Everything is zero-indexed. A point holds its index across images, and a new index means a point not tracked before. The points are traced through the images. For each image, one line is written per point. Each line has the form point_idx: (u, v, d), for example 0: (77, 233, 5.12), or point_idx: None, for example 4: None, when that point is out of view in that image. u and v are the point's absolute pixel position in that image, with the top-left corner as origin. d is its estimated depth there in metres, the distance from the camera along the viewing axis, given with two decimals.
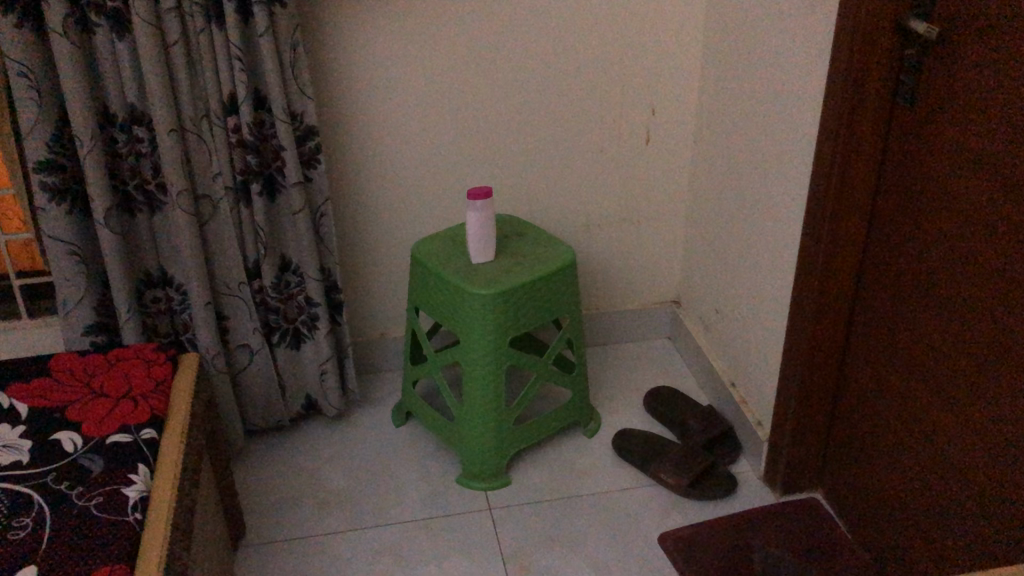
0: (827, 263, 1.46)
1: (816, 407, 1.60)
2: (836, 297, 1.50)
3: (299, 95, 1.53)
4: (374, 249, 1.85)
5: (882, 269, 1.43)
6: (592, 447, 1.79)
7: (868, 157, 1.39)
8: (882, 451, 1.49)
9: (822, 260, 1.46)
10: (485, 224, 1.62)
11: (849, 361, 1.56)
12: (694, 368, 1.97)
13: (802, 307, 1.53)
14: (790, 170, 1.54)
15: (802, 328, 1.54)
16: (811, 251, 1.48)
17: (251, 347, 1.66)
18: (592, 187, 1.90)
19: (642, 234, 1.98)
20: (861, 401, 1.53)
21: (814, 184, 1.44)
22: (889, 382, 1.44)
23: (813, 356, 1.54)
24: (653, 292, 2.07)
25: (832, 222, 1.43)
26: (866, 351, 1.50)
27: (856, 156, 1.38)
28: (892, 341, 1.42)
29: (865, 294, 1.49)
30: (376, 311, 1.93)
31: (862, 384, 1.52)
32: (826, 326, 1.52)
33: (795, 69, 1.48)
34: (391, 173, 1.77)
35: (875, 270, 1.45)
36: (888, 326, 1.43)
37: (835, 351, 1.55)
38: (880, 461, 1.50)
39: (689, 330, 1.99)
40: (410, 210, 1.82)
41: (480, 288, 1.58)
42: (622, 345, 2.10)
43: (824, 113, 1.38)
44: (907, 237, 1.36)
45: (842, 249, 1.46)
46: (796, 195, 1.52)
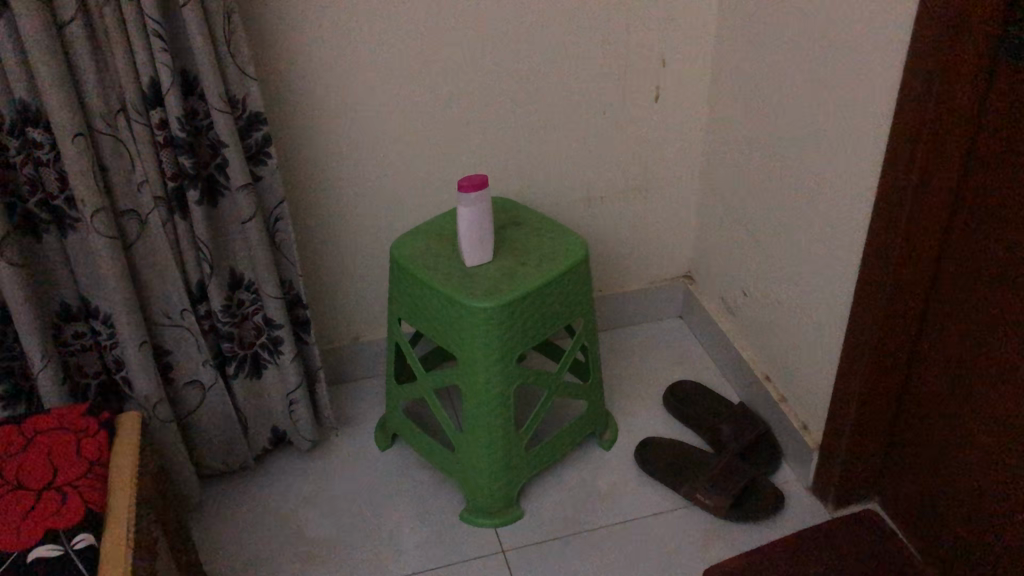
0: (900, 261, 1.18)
1: (876, 418, 1.36)
2: (910, 299, 1.23)
3: (239, 77, 1.21)
4: (341, 248, 1.55)
5: (969, 268, 1.15)
6: (612, 463, 1.55)
7: (960, 134, 1.08)
8: (967, 476, 1.25)
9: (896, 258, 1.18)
10: (482, 221, 1.31)
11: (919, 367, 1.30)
12: (717, 355, 1.73)
13: (865, 312, 1.26)
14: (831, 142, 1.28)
15: (857, 332, 1.29)
16: (881, 246, 1.19)
17: (202, 383, 1.41)
18: (594, 155, 1.61)
19: (649, 205, 1.71)
20: (932, 415, 1.29)
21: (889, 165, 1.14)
22: (957, 392, 1.22)
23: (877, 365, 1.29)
24: (662, 268, 1.82)
25: (912, 213, 1.14)
26: (944, 361, 1.24)
27: (945, 135, 1.07)
28: (987, 356, 1.16)
29: (944, 294, 1.21)
30: (346, 315, 1.65)
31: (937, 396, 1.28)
32: (895, 330, 1.26)
33: (844, 21, 1.20)
34: (355, 158, 1.47)
35: (958, 268, 1.17)
36: (961, 333, 1.19)
37: (903, 356, 1.30)
38: (966, 486, 1.26)
39: (708, 312, 1.75)
40: (383, 200, 1.52)
41: (479, 299, 1.28)
42: (629, 330, 1.85)
43: (910, 79, 1.07)
44: (993, 231, 1.09)
45: (920, 244, 1.17)
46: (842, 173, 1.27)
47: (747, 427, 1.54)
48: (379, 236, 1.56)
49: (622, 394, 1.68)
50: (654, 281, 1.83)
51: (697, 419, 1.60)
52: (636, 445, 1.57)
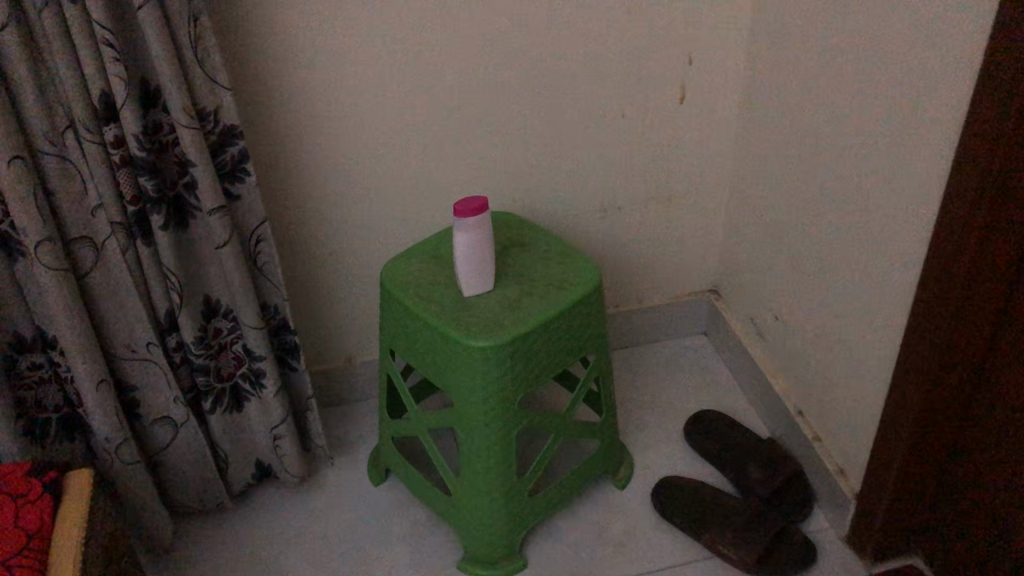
0: (954, 315, 1.01)
1: (922, 476, 1.20)
2: (963, 354, 1.07)
3: (209, 87, 1.06)
4: (328, 263, 1.43)
5: None
6: (627, 505, 1.41)
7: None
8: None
9: (949, 312, 1.01)
10: (483, 248, 1.17)
11: (970, 423, 1.14)
12: (743, 380, 1.58)
13: (908, 365, 1.11)
14: (873, 165, 1.12)
15: (899, 386, 1.14)
16: (930, 296, 1.03)
17: (174, 419, 1.30)
18: (611, 163, 1.46)
19: (670, 216, 1.55)
20: (986, 477, 1.14)
21: (946, 206, 0.97)
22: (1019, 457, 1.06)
23: (922, 424, 1.13)
24: (683, 283, 1.66)
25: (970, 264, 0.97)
26: (1001, 423, 1.08)
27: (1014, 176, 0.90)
28: None
29: (1004, 349, 1.04)
30: (338, 333, 1.52)
31: (990, 459, 1.12)
32: (944, 388, 1.10)
33: (894, 29, 1.03)
34: (342, 167, 1.33)
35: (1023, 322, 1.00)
36: (1018, 387, 1.04)
37: (950, 413, 1.14)
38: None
39: (734, 332, 1.60)
40: (374, 211, 1.39)
41: (473, 336, 1.14)
42: (647, 349, 1.70)
43: (976, 109, 0.90)
44: None
45: (978, 295, 1.00)
46: (883, 201, 1.11)
47: (777, 469, 1.40)
48: (370, 250, 1.43)
49: (638, 423, 1.54)
50: (674, 296, 1.67)
51: (721, 455, 1.46)
52: (654, 484, 1.43)
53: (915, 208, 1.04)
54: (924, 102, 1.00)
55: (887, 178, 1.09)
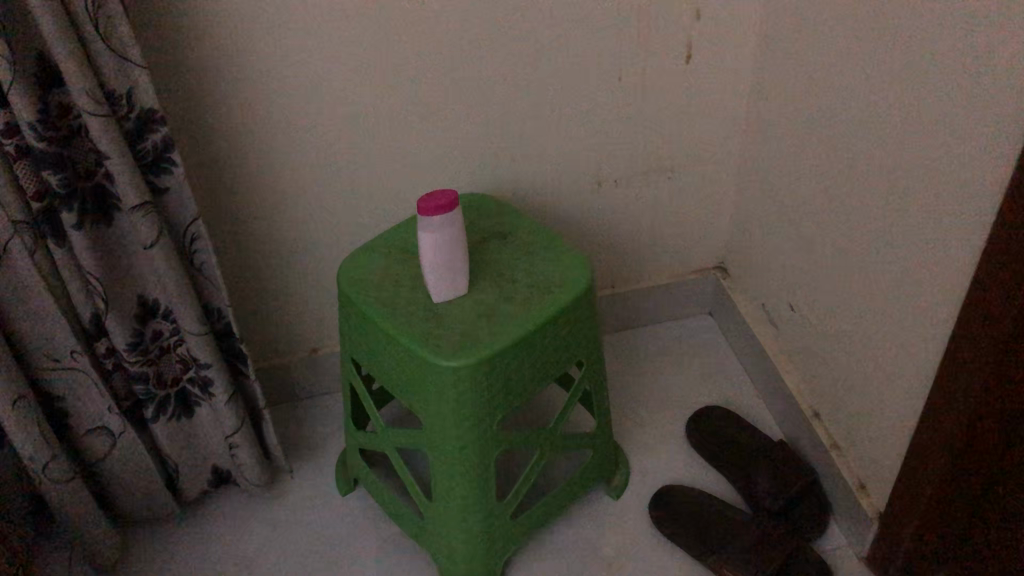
0: (999, 349, 0.86)
1: (955, 509, 1.05)
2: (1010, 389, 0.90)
3: (119, 66, 0.88)
4: (279, 250, 1.26)
5: None
6: (623, 518, 1.27)
7: None
8: None
9: (995, 345, 0.86)
10: (451, 250, 1.00)
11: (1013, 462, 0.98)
12: (753, 370, 1.42)
13: (941, 393, 0.95)
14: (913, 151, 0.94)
15: (929, 413, 0.98)
16: (975, 322, 0.87)
17: (112, 430, 1.13)
18: (608, 129, 1.27)
19: (674, 186, 1.37)
20: None
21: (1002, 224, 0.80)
22: None
23: (957, 460, 0.98)
24: (689, 259, 1.49)
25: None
26: None
27: None
28: None
29: None
30: (299, 324, 1.36)
31: None
32: (987, 423, 0.94)
33: None
34: (291, 143, 1.15)
35: None
36: None
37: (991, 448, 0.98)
38: None
39: (744, 316, 1.44)
40: (333, 191, 1.22)
41: (437, 354, 0.99)
42: (648, 332, 1.53)
43: None
44: None
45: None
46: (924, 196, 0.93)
47: (789, 479, 1.26)
48: (329, 233, 1.26)
49: (634, 421, 1.39)
50: (679, 274, 1.50)
51: (727, 460, 1.31)
52: (653, 494, 1.29)
53: (966, 208, 0.87)
54: (987, 83, 0.81)
55: (934, 167, 0.91)
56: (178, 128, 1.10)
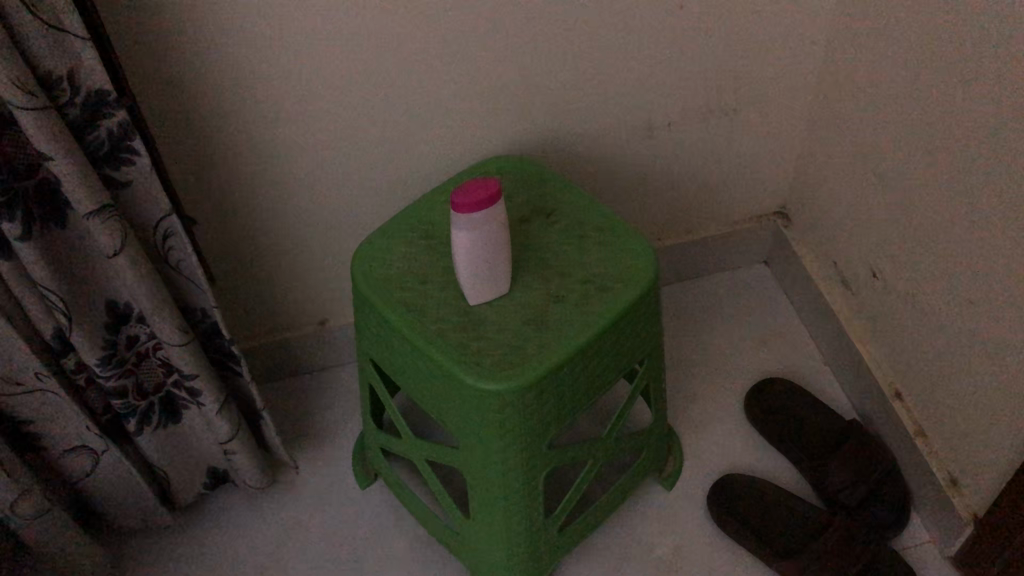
0: None
1: None
2: None
3: (54, 41, 0.68)
4: (278, 218, 1.08)
5: None
6: (680, 513, 1.13)
7: None
8: None
9: None
10: (495, 246, 0.82)
11: None
12: (819, 333, 1.26)
13: None
14: None
15: None
16: None
17: (91, 446, 0.96)
18: (668, 69, 1.06)
19: (738, 128, 1.18)
20: None
21: None
22: None
23: None
24: (746, 205, 1.30)
25: None
26: None
27: None
28: None
29: None
30: (303, 297, 1.19)
31: None
32: None
33: None
34: (288, 101, 0.95)
35: None
36: None
37: None
38: None
39: (810, 272, 1.26)
40: (340, 152, 1.02)
41: (475, 376, 0.82)
42: (697, 285, 1.36)
43: None
44: None
45: None
46: None
47: (865, 467, 1.11)
48: (336, 199, 1.07)
49: (687, 394, 1.24)
50: (734, 222, 1.32)
51: (793, 444, 1.16)
52: (711, 485, 1.15)
53: None
54: None
55: None
56: (146, 88, 0.89)
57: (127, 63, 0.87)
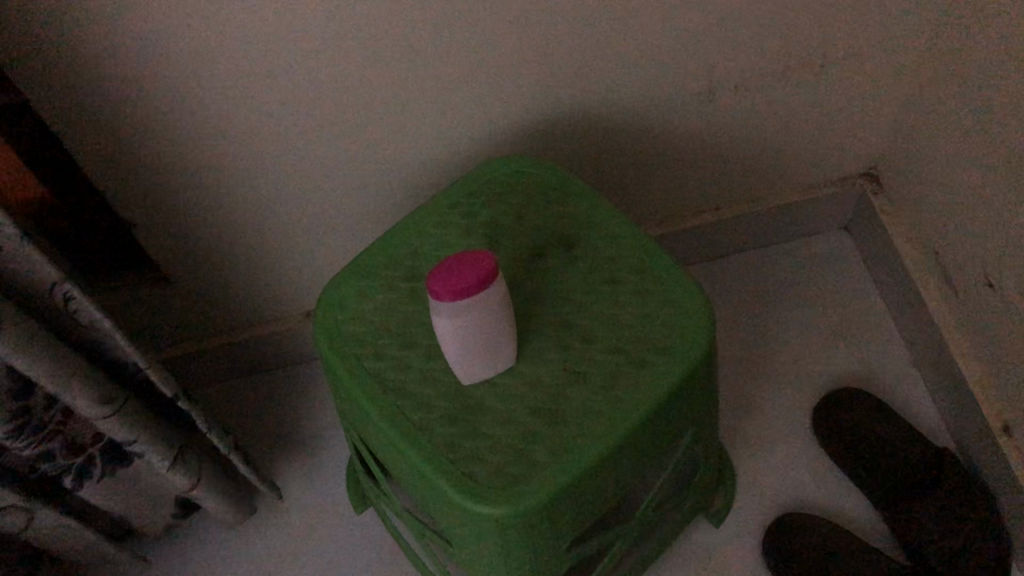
0: None
1: None
2: None
3: None
4: (241, 213, 0.87)
5: None
6: (732, 560, 0.95)
7: None
8: None
9: None
10: (494, 321, 0.62)
11: None
12: (908, 327, 1.03)
13: None
14: None
15: None
16: None
17: (17, 510, 0.78)
18: (726, 16, 0.80)
19: (820, 82, 0.92)
20: None
21: None
22: None
23: None
24: (827, 167, 1.05)
25: None
26: None
27: None
28: None
29: None
30: (281, 291, 0.99)
31: None
32: None
33: None
34: (228, 83, 0.73)
35: None
36: None
37: None
38: None
39: (903, 255, 1.03)
40: (306, 135, 0.79)
41: (455, 494, 0.62)
42: (762, 257, 1.13)
43: None
44: None
45: None
46: None
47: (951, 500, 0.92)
48: (309, 187, 0.85)
49: (744, 403, 1.04)
50: (812, 185, 1.07)
51: (869, 477, 0.96)
52: (770, 523, 0.96)
53: None
54: None
55: None
56: (34, 84, 0.68)
57: (1, 58, 0.65)
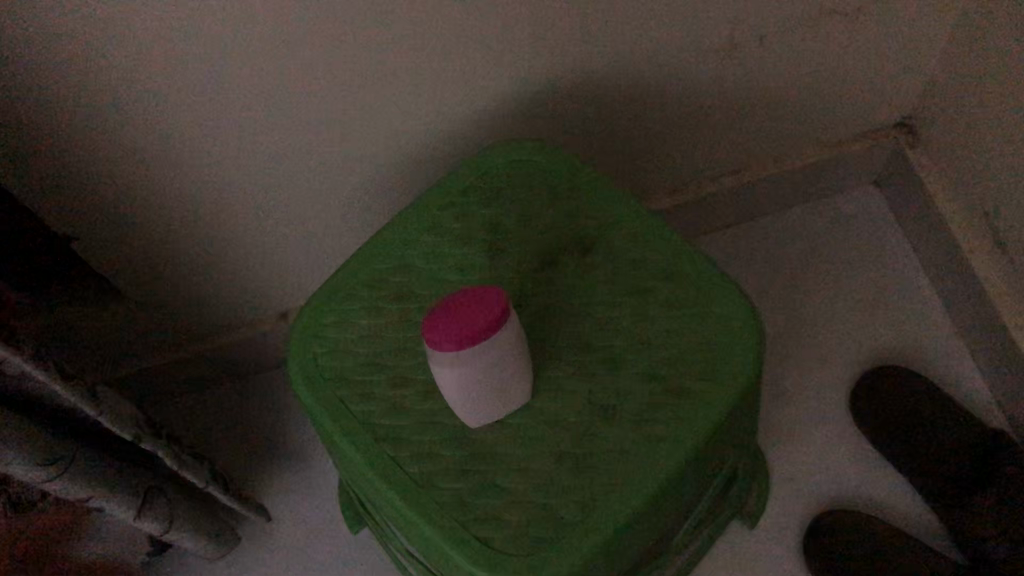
0: None
1: None
2: None
3: None
4: (189, 216, 0.75)
5: None
6: (769, 564, 0.86)
7: None
8: None
9: None
10: (497, 360, 0.52)
11: None
12: (953, 295, 0.93)
13: None
14: None
15: None
16: None
17: None
18: None
19: (850, 29, 0.79)
20: None
21: None
22: None
23: None
24: (854, 121, 0.93)
25: None
26: None
27: None
28: None
29: None
30: (249, 296, 0.87)
31: None
32: None
33: None
34: (145, 74, 0.60)
35: None
36: None
37: None
38: None
39: (945, 213, 0.91)
40: (253, 125, 0.67)
41: (472, 566, 0.52)
42: (783, 222, 1.02)
43: None
44: None
45: None
46: None
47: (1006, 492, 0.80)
48: (267, 183, 0.73)
49: (774, 387, 0.94)
50: (837, 141, 0.95)
51: (913, 462, 0.87)
52: (810, 522, 0.87)
53: None
54: None
55: None
56: None
57: None
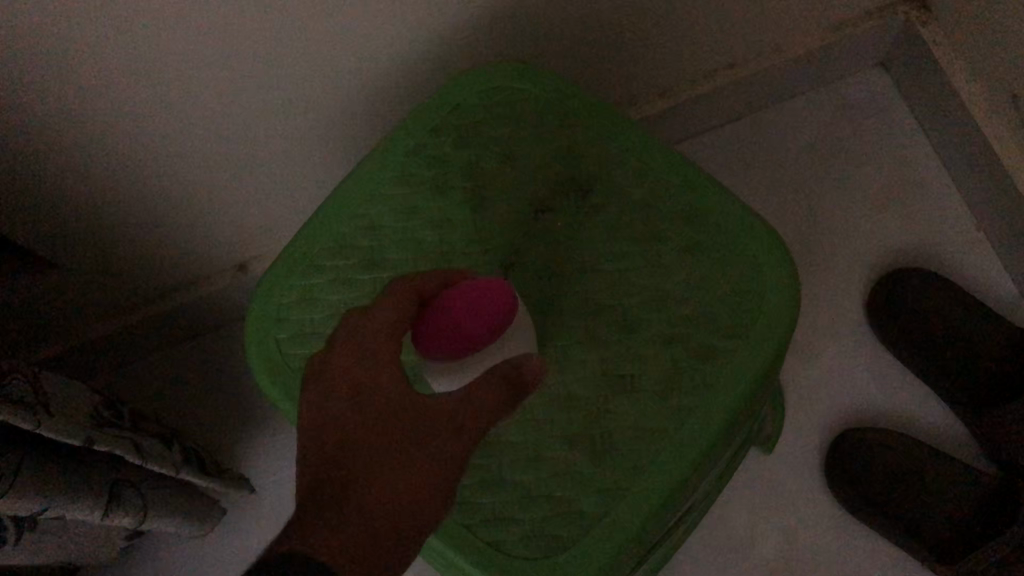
0: None
1: None
2: None
3: None
4: (114, 180, 0.65)
5: None
6: (789, 488, 0.81)
7: None
8: None
9: None
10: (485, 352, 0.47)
11: None
12: (973, 189, 0.85)
13: None
14: None
15: None
16: None
17: None
18: None
19: None
20: None
21: None
22: None
23: None
24: (859, 1, 0.82)
25: None
26: None
27: None
28: None
29: None
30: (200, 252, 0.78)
31: None
32: None
33: None
34: (17, 35, 0.49)
35: None
36: None
37: None
38: None
39: (966, 103, 0.81)
40: (162, 79, 0.56)
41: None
42: (781, 117, 0.93)
43: None
44: None
45: None
46: None
47: None
48: (201, 133, 0.63)
49: None
50: (840, 25, 0.85)
51: (941, 372, 0.80)
52: (830, 442, 0.82)
53: None
54: None
55: None
56: None
57: None
